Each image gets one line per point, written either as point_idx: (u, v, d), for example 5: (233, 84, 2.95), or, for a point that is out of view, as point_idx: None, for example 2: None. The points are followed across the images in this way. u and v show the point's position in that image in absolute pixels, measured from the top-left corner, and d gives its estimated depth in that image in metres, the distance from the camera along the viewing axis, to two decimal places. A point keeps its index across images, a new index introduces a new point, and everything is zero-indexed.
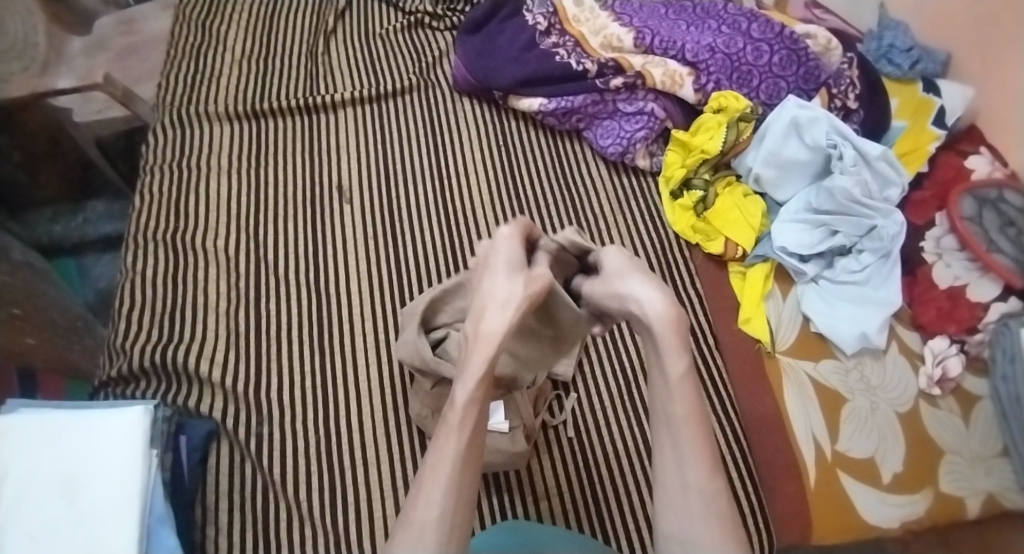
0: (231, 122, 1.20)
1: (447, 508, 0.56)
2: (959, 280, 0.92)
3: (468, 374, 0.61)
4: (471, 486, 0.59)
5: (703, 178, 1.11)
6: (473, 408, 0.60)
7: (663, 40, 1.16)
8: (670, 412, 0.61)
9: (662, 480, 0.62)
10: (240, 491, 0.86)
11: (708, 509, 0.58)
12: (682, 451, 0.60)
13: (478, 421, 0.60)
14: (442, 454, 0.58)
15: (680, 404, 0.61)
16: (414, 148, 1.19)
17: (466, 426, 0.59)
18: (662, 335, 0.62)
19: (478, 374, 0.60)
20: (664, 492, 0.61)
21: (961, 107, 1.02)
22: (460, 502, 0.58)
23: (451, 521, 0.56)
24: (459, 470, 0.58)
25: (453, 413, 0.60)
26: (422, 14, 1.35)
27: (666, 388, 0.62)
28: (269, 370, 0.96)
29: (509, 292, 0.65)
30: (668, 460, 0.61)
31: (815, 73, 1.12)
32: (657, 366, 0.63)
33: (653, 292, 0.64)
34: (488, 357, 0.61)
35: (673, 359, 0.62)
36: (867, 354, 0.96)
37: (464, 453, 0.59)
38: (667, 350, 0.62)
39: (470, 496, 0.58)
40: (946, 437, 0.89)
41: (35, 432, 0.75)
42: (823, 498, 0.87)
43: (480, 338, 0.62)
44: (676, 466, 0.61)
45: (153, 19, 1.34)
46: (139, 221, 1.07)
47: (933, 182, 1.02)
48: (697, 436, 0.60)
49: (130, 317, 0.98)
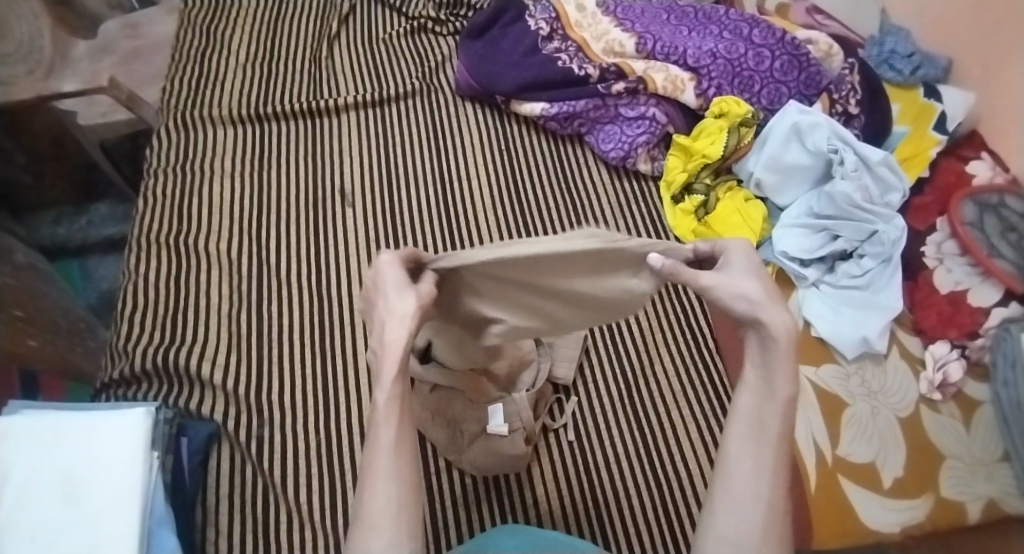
0: (234, 125, 1.20)
1: (395, 492, 0.54)
2: (960, 285, 0.92)
3: (381, 376, 0.55)
4: (412, 466, 0.56)
5: (704, 183, 1.11)
6: (395, 400, 0.55)
7: (664, 46, 1.17)
8: (764, 424, 0.57)
9: (727, 485, 0.57)
10: (241, 492, 0.86)
11: (768, 526, 0.55)
12: (761, 464, 0.57)
13: (403, 411, 0.56)
14: (375, 450, 0.55)
15: (777, 421, 0.57)
16: (416, 152, 1.19)
17: (393, 416, 0.55)
18: (780, 346, 0.56)
19: (391, 373, 0.54)
20: (727, 496, 0.57)
21: (961, 113, 1.03)
22: (407, 485, 0.55)
23: (403, 504, 0.54)
24: (397, 459, 0.55)
25: (376, 410, 0.55)
26: (424, 19, 1.35)
27: (767, 398, 0.57)
28: (270, 372, 0.96)
29: (397, 307, 0.55)
30: (742, 466, 0.57)
31: (816, 79, 1.12)
32: (760, 371, 0.58)
33: (765, 288, 0.56)
34: (395, 355, 0.55)
35: (782, 372, 0.57)
36: (868, 359, 0.96)
37: (398, 442, 0.55)
38: (780, 363, 0.56)
39: (415, 475, 0.56)
40: (947, 442, 0.89)
41: (36, 432, 0.75)
42: (824, 502, 0.87)
43: (384, 348, 0.55)
44: (753, 475, 0.57)
45: (157, 24, 1.35)
46: (142, 223, 1.08)
47: (934, 188, 1.03)
48: (779, 453, 0.57)
49: (132, 319, 0.98)
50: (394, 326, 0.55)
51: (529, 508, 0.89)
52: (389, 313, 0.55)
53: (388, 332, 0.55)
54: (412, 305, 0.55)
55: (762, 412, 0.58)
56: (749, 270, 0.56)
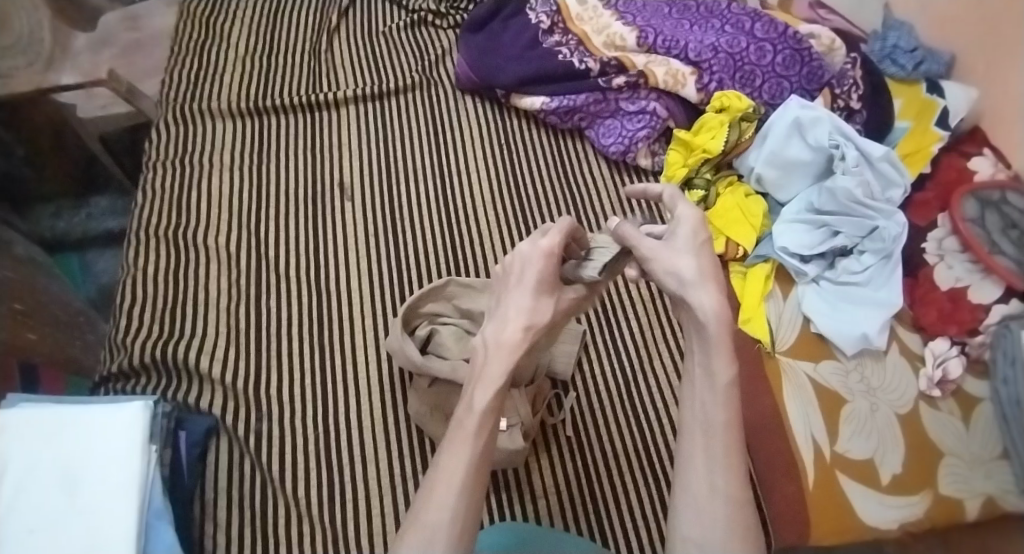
0: (233, 119, 1.20)
1: (459, 511, 0.51)
2: (960, 282, 0.91)
3: (487, 382, 0.57)
4: (484, 488, 0.54)
5: (705, 178, 1.11)
6: (490, 412, 0.56)
7: (665, 40, 1.16)
8: (709, 417, 0.56)
9: (685, 485, 0.55)
10: (239, 486, 0.87)
11: (732, 521, 0.53)
12: (714, 456, 0.55)
13: (492, 428, 0.56)
14: (451, 456, 0.54)
15: (721, 409, 0.56)
16: (416, 146, 1.19)
17: (483, 429, 0.56)
18: (712, 328, 0.56)
19: (497, 382, 0.57)
20: (687, 499, 0.55)
21: (964, 108, 1.02)
22: (473, 503, 0.52)
23: (464, 521, 0.51)
24: (474, 472, 0.53)
25: (468, 417, 0.56)
26: (425, 12, 1.35)
27: (709, 387, 0.56)
28: (268, 367, 0.96)
29: (522, 305, 0.61)
30: (694, 465, 0.55)
31: (819, 73, 1.11)
32: (701, 362, 0.58)
33: (702, 269, 0.59)
34: (507, 367, 0.58)
35: (720, 357, 0.56)
36: (868, 356, 0.96)
37: (478, 457, 0.54)
38: (715, 348, 0.56)
39: (483, 500, 0.53)
40: (946, 439, 0.88)
41: (34, 426, 0.75)
42: (821, 498, 0.87)
43: (498, 349, 0.59)
44: (706, 470, 0.55)
45: (157, 16, 1.34)
46: (141, 217, 1.08)
47: (936, 184, 1.02)
48: (731, 441, 0.55)
49: (131, 312, 0.98)
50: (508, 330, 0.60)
51: (526, 503, 0.89)
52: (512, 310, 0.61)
53: (504, 333, 0.59)
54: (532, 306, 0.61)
55: (707, 403, 0.56)
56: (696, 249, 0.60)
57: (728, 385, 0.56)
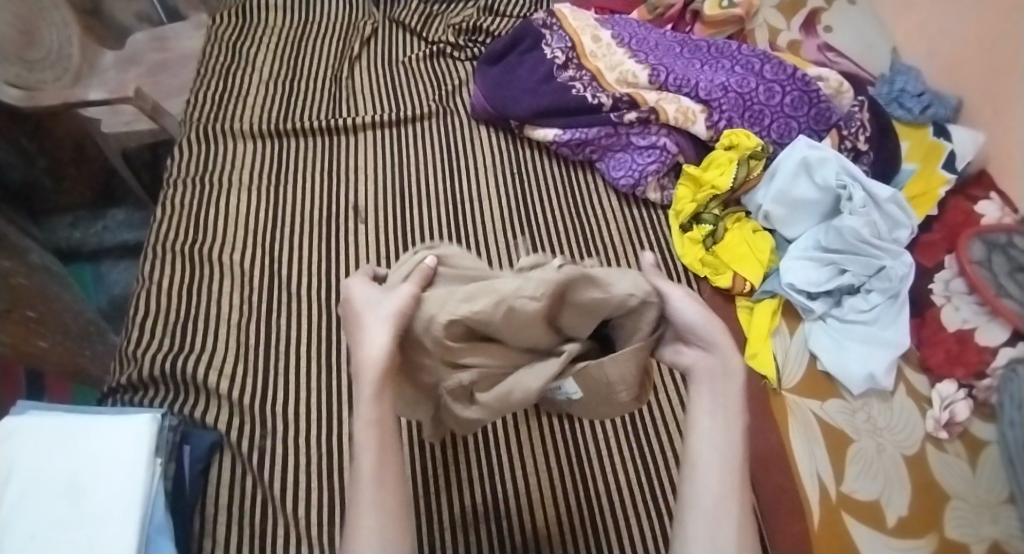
0: (253, 139, 1.23)
1: (378, 521, 0.58)
2: (967, 323, 0.93)
3: (364, 398, 0.59)
4: (397, 496, 0.60)
5: (713, 214, 1.12)
6: (375, 427, 0.59)
7: (677, 78, 1.19)
8: (723, 453, 0.62)
9: (696, 510, 0.61)
10: (239, 504, 0.86)
11: (741, 542, 0.59)
12: (726, 485, 0.61)
13: (386, 439, 0.60)
14: (363, 473, 0.59)
15: (733, 446, 0.62)
16: (430, 172, 1.21)
17: (373, 444, 0.59)
18: (728, 372, 0.63)
19: (374, 394, 0.59)
20: (696, 519, 0.60)
21: (971, 151, 1.04)
22: (388, 511, 0.59)
23: (388, 536, 0.58)
24: (380, 480, 0.59)
25: (359, 434, 0.60)
26: (444, 44, 1.38)
27: (721, 426, 0.62)
28: (276, 383, 0.97)
29: (383, 315, 0.59)
30: (710, 492, 0.61)
31: (826, 115, 1.14)
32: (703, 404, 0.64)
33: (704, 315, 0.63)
34: (376, 380, 0.59)
35: (731, 396, 0.63)
36: (874, 396, 0.95)
37: (379, 472, 0.59)
38: (724, 394, 0.63)
39: (401, 513, 0.59)
40: (953, 481, 0.87)
41: (41, 434, 0.76)
42: (826, 538, 0.85)
43: (362, 364, 0.59)
44: (716, 498, 0.60)
45: (185, 38, 1.40)
46: (160, 230, 1.10)
47: (943, 226, 1.03)
48: (739, 476, 0.61)
49: (143, 324, 1.00)
50: (370, 348, 0.58)
51: (525, 525, 0.87)
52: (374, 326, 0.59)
53: (362, 350, 0.59)
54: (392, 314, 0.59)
55: (723, 438, 0.62)
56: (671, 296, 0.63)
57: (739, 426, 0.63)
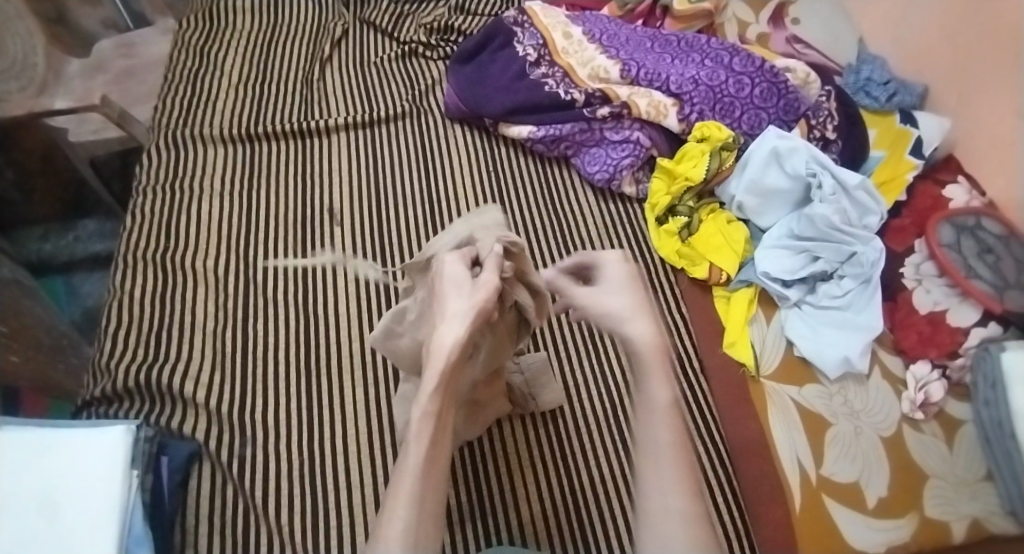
0: (225, 144, 1.22)
1: (411, 524, 0.53)
2: (938, 306, 0.94)
3: (424, 391, 0.58)
4: (435, 503, 0.55)
5: (687, 206, 1.13)
6: (432, 418, 0.58)
7: (648, 72, 1.20)
8: (653, 440, 0.53)
9: (641, 514, 0.51)
10: (220, 515, 0.85)
11: (692, 540, 0.49)
12: (665, 476, 0.51)
13: (438, 435, 0.58)
14: (403, 472, 0.56)
15: (663, 430, 0.53)
16: (406, 172, 1.21)
17: (426, 436, 0.57)
18: (647, 354, 0.56)
19: (433, 387, 0.58)
20: (645, 522, 0.51)
21: (937, 138, 1.07)
22: (426, 515, 0.54)
23: (417, 538, 0.53)
24: (426, 478, 0.55)
25: (410, 428, 0.58)
26: (415, 44, 1.38)
27: (646, 411, 0.54)
28: (254, 391, 0.96)
29: (457, 308, 0.61)
30: (651, 488, 0.52)
31: (795, 105, 1.16)
32: (636, 391, 0.56)
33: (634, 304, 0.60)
34: (439, 373, 0.58)
35: (657, 379, 0.55)
36: (850, 380, 0.96)
37: (425, 467, 0.56)
38: (651, 375, 0.55)
39: (437, 521, 0.55)
40: (929, 460, 0.89)
41: (9, 450, 0.74)
42: (808, 522, 0.86)
43: (432, 353, 0.59)
44: (659, 491, 0.51)
45: (152, 44, 1.38)
46: (131, 240, 1.08)
47: (911, 210, 1.05)
48: (680, 460, 0.52)
49: (117, 335, 0.98)
50: (445, 336, 0.59)
51: (510, 523, 0.88)
52: (449, 314, 0.61)
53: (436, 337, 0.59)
54: (470, 304, 0.61)
55: (654, 425, 0.54)
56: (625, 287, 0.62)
57: (668, 406, 0.54)
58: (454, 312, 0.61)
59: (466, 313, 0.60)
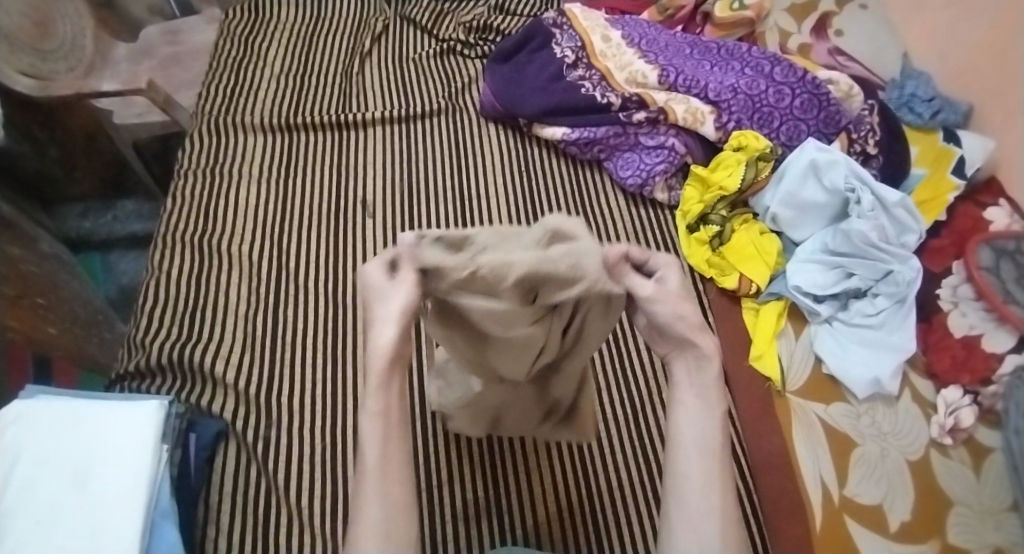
0: (263, 133, 1.24)
1: (383, 518, 0.53)
2: (974, 330, 0.93)
3: (371, 388, 0.56)
4: (401, 491, 0.55)
5: (720, 214, 1.11)
6: (380, 418, 0.56)
7: (686, 79, 1.19)
8: (704, 437, 0.57)
9: (679, 501, 0.56)
10: (243, 494, 0.86)
11: (725, 538, 0.54)
12: (709, 476, 0.56)
13: (396, 432, 0.56)
14: (364, 467, 0.55)
15: (713, 431, 0.57)
16: (439, 168, 1.22)
17: (377, 436, 0.55)
18: (710, 362, 0.58)
19: (380, 378, 0.55)
20: (680, 510, 0.56)
21: (981, 158, 1.04)
22: (394, 512, 0.54)
23: (391, 529, 0.53)
24: (385, 484, 0.54)
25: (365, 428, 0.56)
26: (454, 41, 1.39)
27: (699, 413, 0.58)
28: (281, 375, 0.97)
29: (383, 305, 0.55)
30: (688, 480, 0.56)
31: (836, 118, 1.14)
32: (681, 386, 0.60)
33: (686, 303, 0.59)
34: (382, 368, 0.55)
35: (714, 391, 0.58)
36: (879, 400, 0.95)
37: (384, 464, 0.55)
38: (707, 385, 0.58)
39: (408, 507, 0.55)
40: (956, 487, 0.87)
41: (46, 417, 0.77)
42: (828, 542, 0.85)
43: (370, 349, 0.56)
44: (701, 489, 0.55)
45: (197, 31, 1.41)
46: (169, 221, 1.11)
47: (950, 231, 1.02)
48: (723, 464, 0.56)
49: (152, 313, 1.00)
50: (378, 337, 0.55)
51: (526, 522, 0.88)
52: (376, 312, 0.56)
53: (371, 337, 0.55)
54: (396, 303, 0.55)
55: (704, 424, 0.57)
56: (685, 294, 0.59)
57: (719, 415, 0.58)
58: (382, 310, 0.55)
59: (393, 316, 0.55)
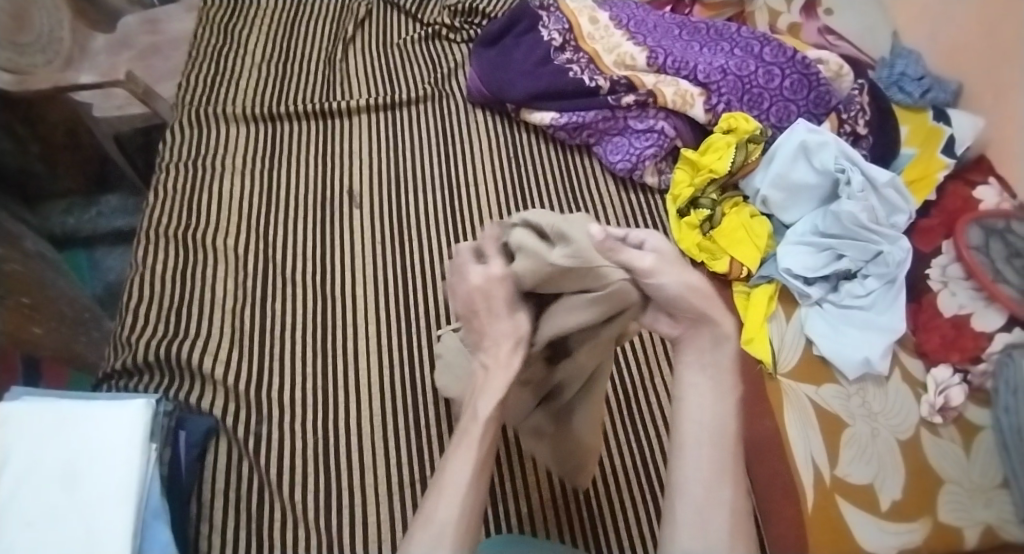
0: (247, 123, 1.22)
1: (463, 514, 0.54)
2: (964, 309, 0.92)
3: (486, 396, 0.58)
4: (480, 496, 0.56)
5: (711, 198, 1.11)
6: (487, 424, 0.57)
7: (675, 61, 1.17)
8: (715, 430, 0.56)
9: (682, 492, 0.55)
10: (236, 489, 0.86)
11: (733, 534, 0.53)
12: (720, 470, 0.55)
13: (489, 440, 0.57)
14: (457, 462, 0.56)
15: (726, 425, 0.56)
16: (426, 156, 1.20)
17: (475, 438, 0.57)
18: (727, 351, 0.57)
19: (496, 395, 0.57)
20: (686, 505, 0.54)
21: (970, 137, 1.03)
22: (473, 508, 0.55)
23: (469, 521, 0.54)
24: (475, 478, 0.55)
25: (471, 424, 0.57)
26: (439, 26, 1.37)
27: (710, 403, 0.56)
28: (271, 369, 0.97)
29: (485, 272, 0.59)
30: (697, 477, 0.55)
31: (825, 98, 1.13)
32: (697, 377, 0.57)
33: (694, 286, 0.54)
34: (504, 384, 0.58)
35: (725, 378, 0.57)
36: (870, 381, 0.95)
37: (479, 462, 0.56)
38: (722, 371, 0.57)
39: (481, 507, 0.56)
40: (946, 466, 0.88)
41: (32, 419, 0.76)
42: (820, 523, 0.86)
43: (494, 370, 0.59)
44: (712, 482, 0.54)
45: (176, 20, 1.38)
46: (153, 216, 1.09)
47: (941, 211, 1.03)
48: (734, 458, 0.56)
49: (138, 310, 0.99)
50: (500, 321, 0.59)
51: (520, 512, 0.88)
52: (477, 285, 0.59)
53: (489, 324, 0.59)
54: (500, 270, 0.59)
55: (715, 411, 0.56)
56: (683, 272, 0.54)
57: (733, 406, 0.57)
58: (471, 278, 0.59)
59: (500, 276, 0.59)
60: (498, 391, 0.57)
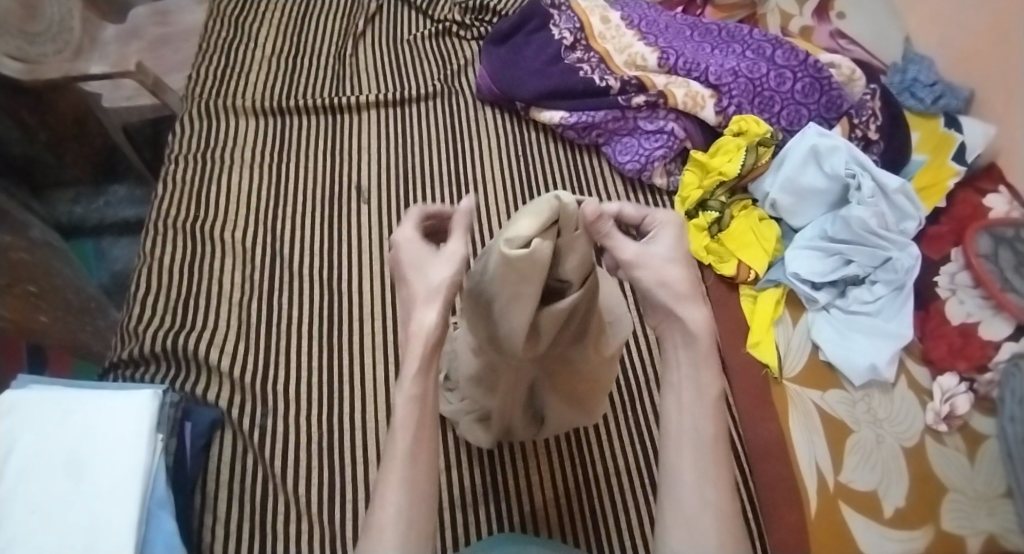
0: (256, 116, 1.22)
1: (403, 507, 0.53)
2: (972, 317, 0.92)
3: (407, 372, 0.57)
4: (426, 483, 0.56)
5: (720, 201, 1.10)
6: (415, 402, 0.57)
7: (686, 62, 1.17)
8: (697, 428, 0.56)
9: (673, 498, 0.55)
10: (240, 481, 0.86)
11: (722, 537, 0.53)
12: (704, 468, 0.55)
13: (421, 420, 0.57)
14: (392, 455, 0.55)
15: (709, 422, 0.56)
16: (434, 152, 1.20)
17: (411, 420, 0.56)
18: (701, 340, 0.57)
19: (416, 367, 0.57)
20: (673, 509, 0.55)
21: (981, 144, 1.03)
22: (418, 499, 0.55)
23: (410, 518, 0.54)
24: (413, 472, 0.55)
25: (397, 411, 0.57)
26: (450, 23, 1.36)
27: (691, 400, 0.57)
28: (278, 362, 0.97)
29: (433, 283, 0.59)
30: (683, 480, 0.55)
31: (837, 102, 1.12)
32: (685, 375, 0.58)
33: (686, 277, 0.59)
34: (422, 354, 0.57)
35: (706, 369, 0.57)
36: (875, 387, 0.94)
37: (413, 446, 0.56)
38: (702, 363, 0.57)
39: (428, 493, 0.56)
40: (951, 474, 0.87)
41: (39, 407, 0.76)
42: (822, 528, 0.86)
43: (412, 335, 0.58)
44: (696, 481, 0.55)
45: (187, 12, 1.38)
46: (161, 207, 1.09)
47: (950, 218, 1.02)
48: (718, 455, 0.55)
49: (144, 301, 0.99)
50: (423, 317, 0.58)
51: (524, 510, 0.88)
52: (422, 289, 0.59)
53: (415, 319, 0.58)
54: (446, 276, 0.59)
55: (698, 413, 0.56)
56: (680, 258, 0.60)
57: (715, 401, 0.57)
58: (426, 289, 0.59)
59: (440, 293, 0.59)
60: (418, 367, 0.57)
